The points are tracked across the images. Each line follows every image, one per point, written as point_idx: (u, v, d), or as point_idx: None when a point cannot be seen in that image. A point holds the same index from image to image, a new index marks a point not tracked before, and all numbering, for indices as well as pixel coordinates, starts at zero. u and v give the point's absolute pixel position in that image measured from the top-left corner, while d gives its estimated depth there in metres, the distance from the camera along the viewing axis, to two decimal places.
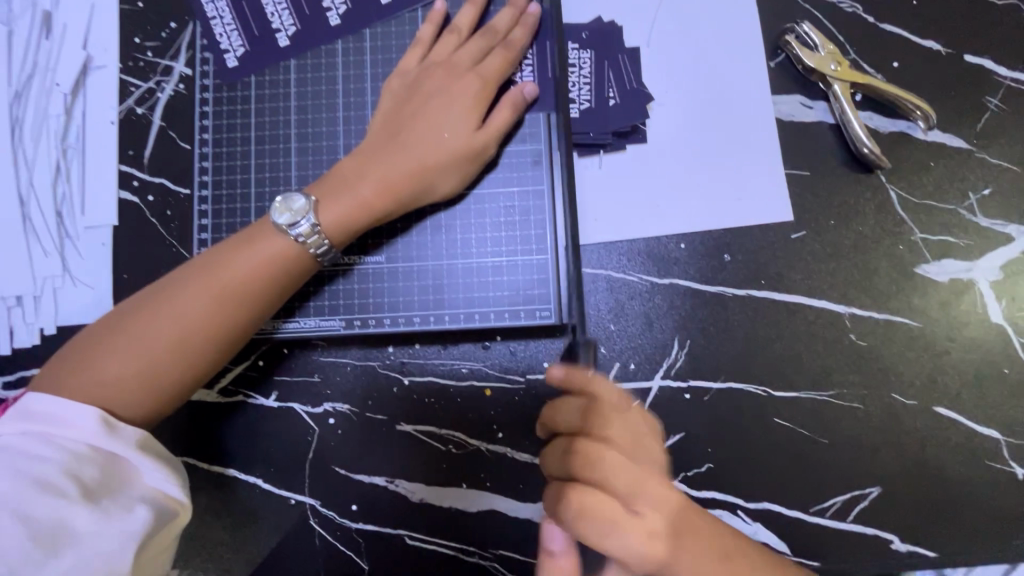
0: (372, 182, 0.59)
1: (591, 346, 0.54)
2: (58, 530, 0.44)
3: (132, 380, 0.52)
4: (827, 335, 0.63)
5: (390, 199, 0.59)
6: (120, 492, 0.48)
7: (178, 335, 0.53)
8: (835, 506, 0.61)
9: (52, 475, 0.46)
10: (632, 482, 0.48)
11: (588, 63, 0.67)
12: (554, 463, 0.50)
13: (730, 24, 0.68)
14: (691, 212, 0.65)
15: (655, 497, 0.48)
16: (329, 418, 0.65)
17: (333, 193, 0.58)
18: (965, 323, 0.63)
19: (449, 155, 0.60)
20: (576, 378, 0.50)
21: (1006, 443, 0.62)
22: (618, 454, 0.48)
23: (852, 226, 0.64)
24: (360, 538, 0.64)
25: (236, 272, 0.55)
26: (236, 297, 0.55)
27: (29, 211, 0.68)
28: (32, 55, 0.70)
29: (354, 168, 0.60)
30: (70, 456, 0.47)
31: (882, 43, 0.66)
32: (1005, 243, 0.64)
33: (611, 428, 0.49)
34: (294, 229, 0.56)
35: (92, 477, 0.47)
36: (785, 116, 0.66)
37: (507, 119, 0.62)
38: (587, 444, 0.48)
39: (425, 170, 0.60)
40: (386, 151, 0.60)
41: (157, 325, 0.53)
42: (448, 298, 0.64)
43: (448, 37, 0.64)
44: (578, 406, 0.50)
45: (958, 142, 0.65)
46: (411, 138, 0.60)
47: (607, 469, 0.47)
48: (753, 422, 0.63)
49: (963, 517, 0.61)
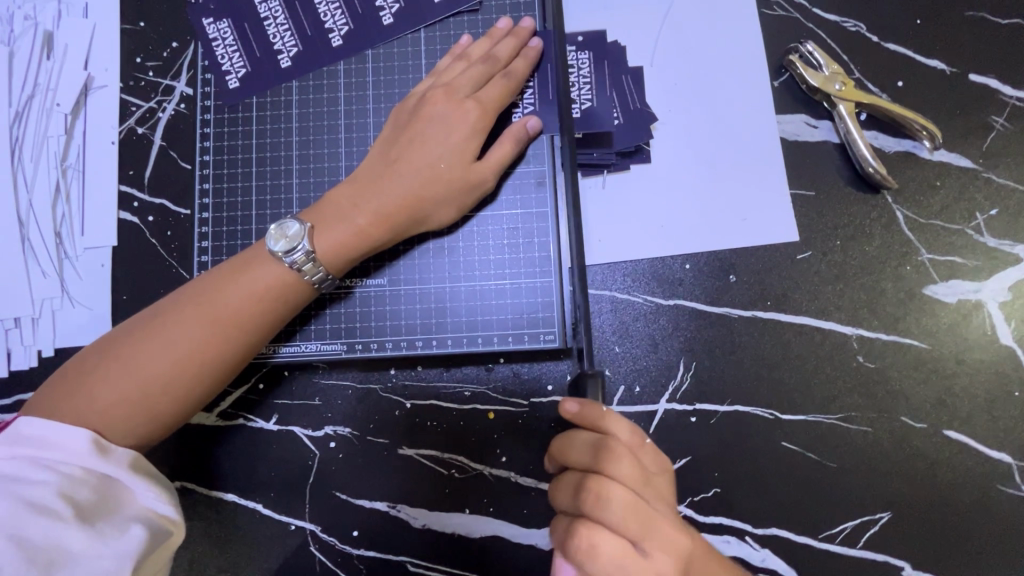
0: (366, 210, 0.58)
1: (598, 379, 0.50)
2: (53, 552, 0.43)
3: (125, 409, 0.51)
4: (834, 357, 0.63)
5: (384, 229, 0.59)
6: (115, 513, 0.47)
7: (170, 364, 0.53)
8: (844, 531, 0.60)
9: (45, 497, 0.44)
10: (648, 526, 0.44)
11: (588, 63, 0.66)
12: (564, 498, 0.48)
13: (733, 44, 0.67)
14: (695, 233, 0.65)
15: (669, 542, 0.45)
16: (331, 441, 0.64)
17: (329, 221, 0.58)
18: (974, 344, 0.62)
19: (448, 187, 0.59)
20: (588, 412, 0.48)
21: (1018, 467, 0.60)
22: (631, 494, 0.45)
23: (858, 246, 0.64)
24: (361, 564, 0.63)
25: (234, 299, 0.55)
26: (232, 323, 0.54)
27: (28, 232, 0.67)
28: (33, 75, 0.69)
29: (351, 196, 0.59)
30: (63, 479, 0.46)
31: (886, 63, 0.66)
32: (1013, 264, 0.63)
33: (622, 465, 0.46)
34: (290, 255, 0.56)
35: (86, 499, 0.46)
36: (790, 135, 0.66)
37: (508, 151, 0.61)
38: (597, 482, 0.45)
39: (420, 198, 0.59)
40: (382, 176, 0.59)
41: (151, 351, 0.53)
42: (449, 322, 0.64)
43: (455, 62, 0.63)
44: (589, 442, 0.48)
45: (965, 162, 0.64)
46: (410, 165, 0.59)
47: (616, 512, 0.44)
48: (761, 446, 0.62)
49: (975, 543, 0.60)
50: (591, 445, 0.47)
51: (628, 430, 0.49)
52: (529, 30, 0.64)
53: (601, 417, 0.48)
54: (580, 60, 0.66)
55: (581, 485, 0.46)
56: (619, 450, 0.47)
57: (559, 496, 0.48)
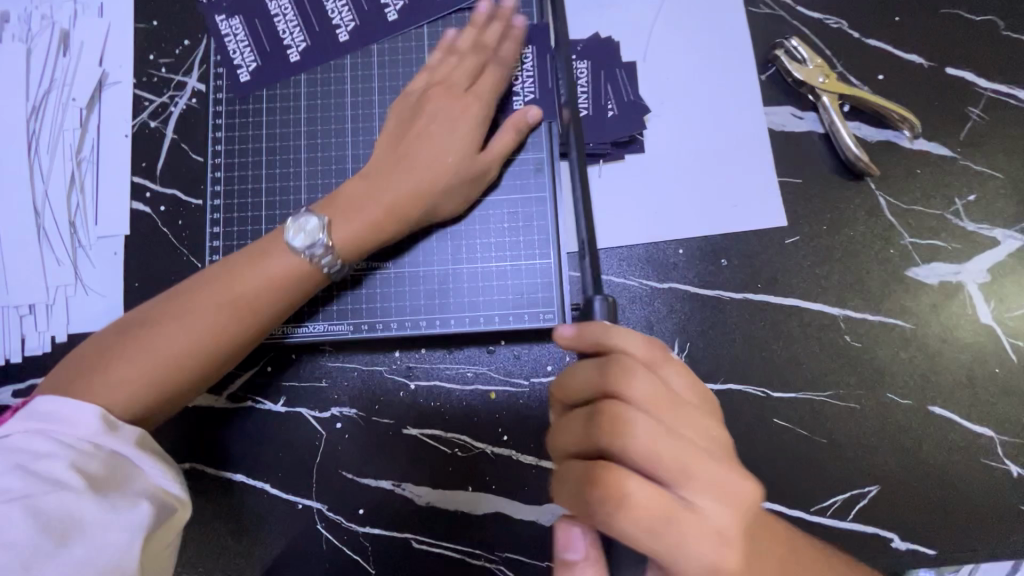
0: (379, 202, 0.60)
1: (608, 300, 0.49)
2: (65, 522, 0.44)
3: (145, 389, 0.53)
4: (823, 337, 0.65)
5: (397, 220, 0.61)
6: (125, 487, 0.48)
7: (188, 343, 0.55)
8: (834, 505, 0.62)
9: (57, 470, 0.46)
10: (681, 460, 0.43)
11: (586, 72, 0.70)
12: (574, 435, 0.46)
13: (723, 39, 0.71)
14: (688, 218, 0.67)
15: (710, 480, 0.43)
16: (337, 422, 0.66)
17: (342, 213, 0.60)
18: (955, 324, 0.65)
19: (456, 178, 0.62)
20: (590, 333, 0.48)
21: (1000, 441, 0.63)
22: (657, 424, 0.44)
23: (844, 231, 0.67)
24: (366, 542, 0.64)
25: (250, 287, 0.57)
26: (248, 309, 0.57)
27: (43, 221, 0.70)
28: (50, 71, 0.72)
29: (362, 189, 0.61)
30: (74, 454, 0.47)
31: (868, 57, 0.69)
32: (991, 247, 0.66)
33: (636, 383, 0.45)
34: (311, 250, 0.58)
35: (97, 473, 0.47)
36: (777, 126, 0.69)
37: (509, 140, 0.65)
38: (615, 407, 0.44)
39: (430, 190, 0.61)
40: (392, 171, 0.62)
41: (170, 335, 0.54)
42: (452, 303, 0.66)
43: (446, 57, 0.66)
44: (596, 366, 0.47)
45: (943, 150, 0.68)
46: (419, 159, 0.62)
47: (641, 441, 0.43)
48: (753, 423, 0.64)
49: (961, 515, 0.62)
50: (600, 368, 0.46)
51: (642, 344, 0.47)
52: (513, 12, 0.67)
53: (609, 337, 0.47)
54: (580, 69, 0.70)
55: (599, 411, 0.45)
56: (633, 370, 0.45)
57: (569, 432, 0.47)
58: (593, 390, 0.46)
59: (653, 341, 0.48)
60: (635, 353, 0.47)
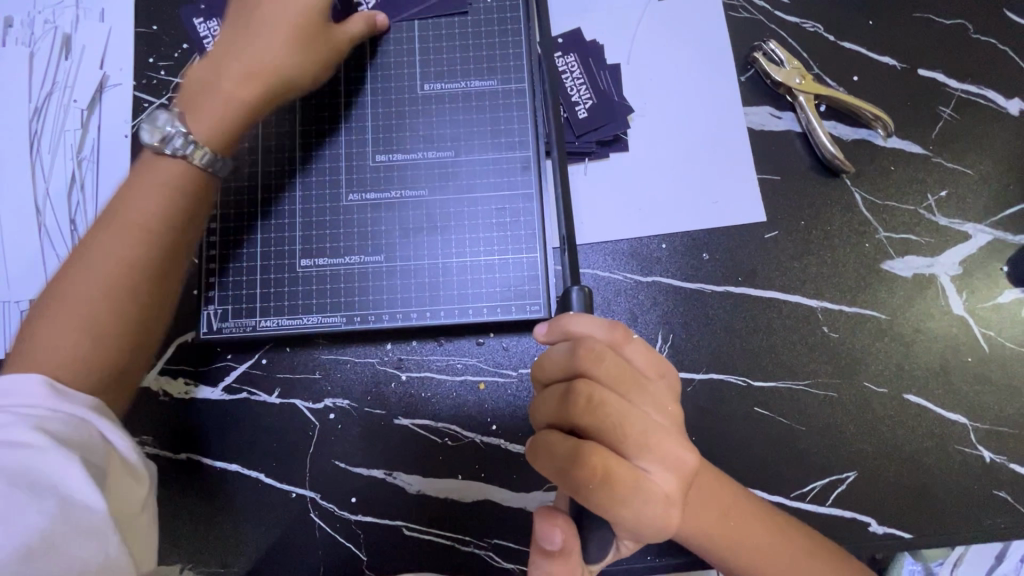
0: (234, 73, 0.60)
1: (585, 289, 0.51)
2: (38, 478, 0.43)
3: (81, 338, 0.51)
4: (801, 328, 0.67)
5: (253, 90, 0.60)
6: (87, 446, 0.47)
7: (107, 276, 0.53)
8: (814, 490, 0.64)
9: (21, 432, 0.44)
10: (642, 434, 0.46)
11: (575, 66, 0.72)
12: (547, 413, 0.48)
13: (704, 42, 0.73)
14: (670, 214, 0.70)
15: (668, 454, 0.47)
16: (330, 413, 0.68)
17: (206, 96, 0.59)
18: (929, 314, 0.67)
19: (292, 38, 0.61)
20: (556, 323, 0.50)
21: (974, 428, 0.65)
22: (623, 401, 0.47)
23: (821, 226, 0.69)
24: (359, 529, 0.66)
25: (139, 207, 0.55)
26: (138, 226, 0.54)
27: (44, 218, 0.72)
28: (52, 74, 0.74)
29: (208, 70, 0.60)
30: (32, 417, 0.45)
31: (843, 60, 0.72)
32: (963, 241, 0.68)
33: (603, 364, 0.47)
34: (168, 144, 0.57)
35: (59, 432, 0.46)
36: (756, 126, 0.71)
37: (359, 27, 0.68)
38: (586, 387, 0.46)
39: (273, 58, 0.60)
40: (240, 40, 0.61)
41: (83, 291, 0.52)
42: (442, 295, 0.68)
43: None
44: (565, 349, 0.48)
45: (916, 148, 0.70)
46: (259, 33, 0.61)
47: (609, 419, 0.46)
48: (735, 411, 0.66)
49: (936, 499, 0.64)
50: (568, 350, 0.48)
51: (605, 325, 0.49)
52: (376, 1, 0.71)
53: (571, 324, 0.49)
54: (569, 64, 0.72)
55: (570, 391, 0.47)
56: (601, 353, 0.47)
57: (543, 409, 0.48)
58: (565, 373, 0.48)
59: (617, 322, 0.50)
60: (597, 334, 0.49)
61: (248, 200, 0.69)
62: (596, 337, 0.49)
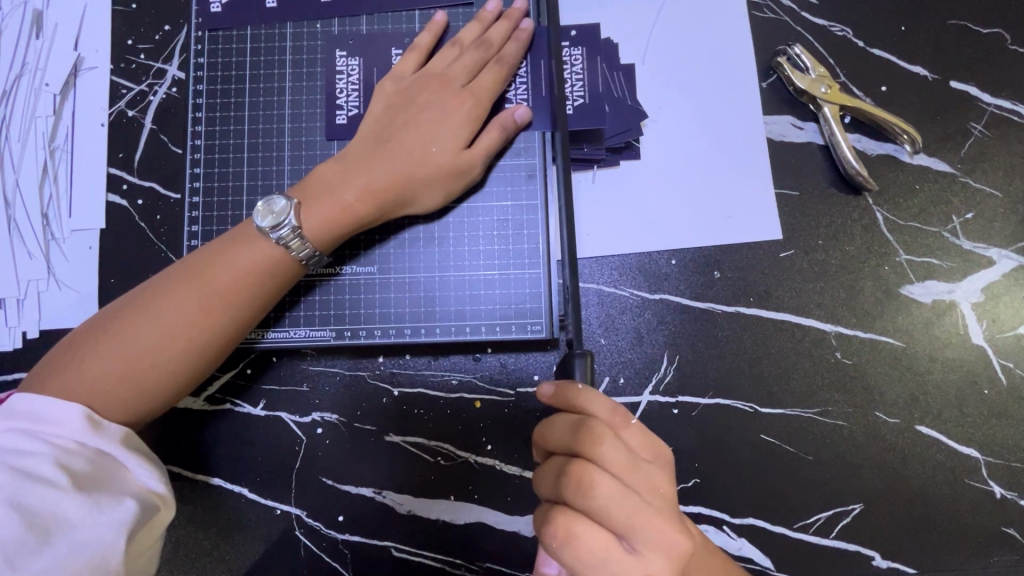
0: (362, 186, 0.58)
1: (587, 358, 0.50)
2: (55, 521, 0.44)
3: (114, 390, 0.51)
4: (813, 352, 0.64)
5: (373, 205, 0.58)
6: (111, 485, 0.47)
7: (160, 338, 0.52)
8: (818, 522, 0.62)
9: (42, 468, 0.45)
10: (629, 514, 0.44)
11: (580, 59, 0.66)
12: (546, 485, 0.48)
13: (724, 44, 0.69)
14: (681, 229, 0.66)
15: (654, 532, 0.44)
16: (317, 427, 0.64)
17: (315, 196, 0.58)
18: (947, 342, 0.64)
19: (436, 168, 0.59)
20: (563, 395, 0.48)
21: (985, 463, 0.63)
22: (615, 482, 0.45)
23: (839, 246, 0.66)
24: (346, 549, 0.63)
25: (219, 276, 0.54)
26: (226, 299, 0.54)
27: (14, 212, 0.67)
28: (22, 55, 0.69)
29: (338, 172, 0.59)
30: (58, 450, 0.46)
31: (872, 68, 0.68)
32: (987, 267, 0.65)
33: (601, 447, 0.46)
34: (276, 231, 0.55)
35: (82, 469, 0.46)
36: (776, 136, 0.67)
37: (494, 139, 0.61)
38: (578, 467, 0.45)
39: (409, 179, 0.59)
40: (378, 153, 0.59)
41: (132, 345, 0.51)
42: (438, 311, 0.64)
43: (446, 48, 0.63)
44: (567, 424, 0.47)
45: (943, 166, 0.66)
46: (401, 146, 0.59)
47: (600, 500, 0.44)
48: (740, 439, 0.63)
49: (942, 534, 0.62)
50: (571, 427, 0.47)
51: (608, 408, 0.47)
52: (520, 11, 0.65)
53: (577, 399, 0.47)
54: (573, 55, 0.66)
55: (564, 470, 0.46)
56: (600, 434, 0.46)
57: (542, 478, 0.48)
58: (562, 448, 0.47)
59: (619, 406, 0.48)
60: (600, 416, 0.47)
61: (234, 202, 0.65)
62: (599, 419, 0.47)
